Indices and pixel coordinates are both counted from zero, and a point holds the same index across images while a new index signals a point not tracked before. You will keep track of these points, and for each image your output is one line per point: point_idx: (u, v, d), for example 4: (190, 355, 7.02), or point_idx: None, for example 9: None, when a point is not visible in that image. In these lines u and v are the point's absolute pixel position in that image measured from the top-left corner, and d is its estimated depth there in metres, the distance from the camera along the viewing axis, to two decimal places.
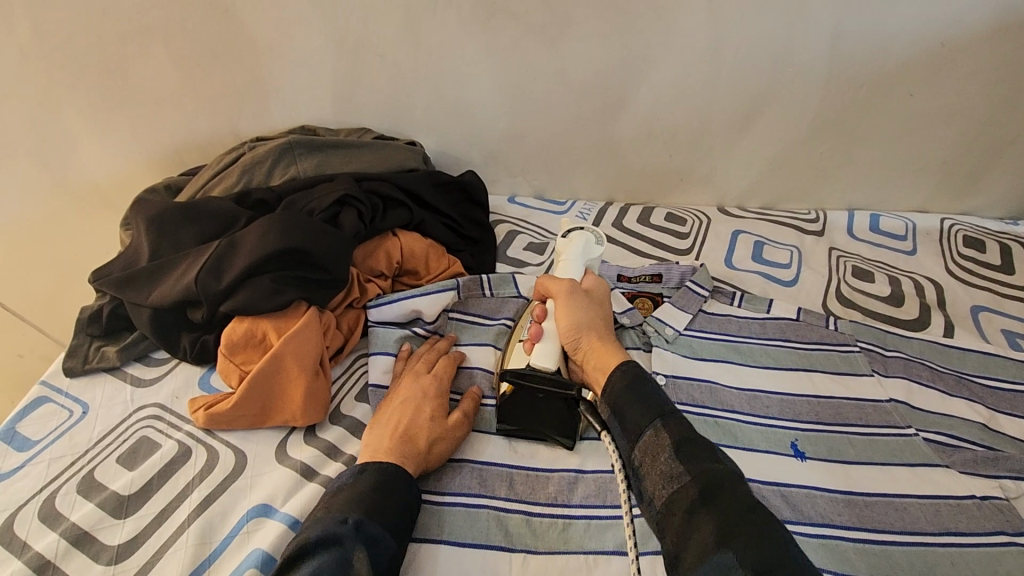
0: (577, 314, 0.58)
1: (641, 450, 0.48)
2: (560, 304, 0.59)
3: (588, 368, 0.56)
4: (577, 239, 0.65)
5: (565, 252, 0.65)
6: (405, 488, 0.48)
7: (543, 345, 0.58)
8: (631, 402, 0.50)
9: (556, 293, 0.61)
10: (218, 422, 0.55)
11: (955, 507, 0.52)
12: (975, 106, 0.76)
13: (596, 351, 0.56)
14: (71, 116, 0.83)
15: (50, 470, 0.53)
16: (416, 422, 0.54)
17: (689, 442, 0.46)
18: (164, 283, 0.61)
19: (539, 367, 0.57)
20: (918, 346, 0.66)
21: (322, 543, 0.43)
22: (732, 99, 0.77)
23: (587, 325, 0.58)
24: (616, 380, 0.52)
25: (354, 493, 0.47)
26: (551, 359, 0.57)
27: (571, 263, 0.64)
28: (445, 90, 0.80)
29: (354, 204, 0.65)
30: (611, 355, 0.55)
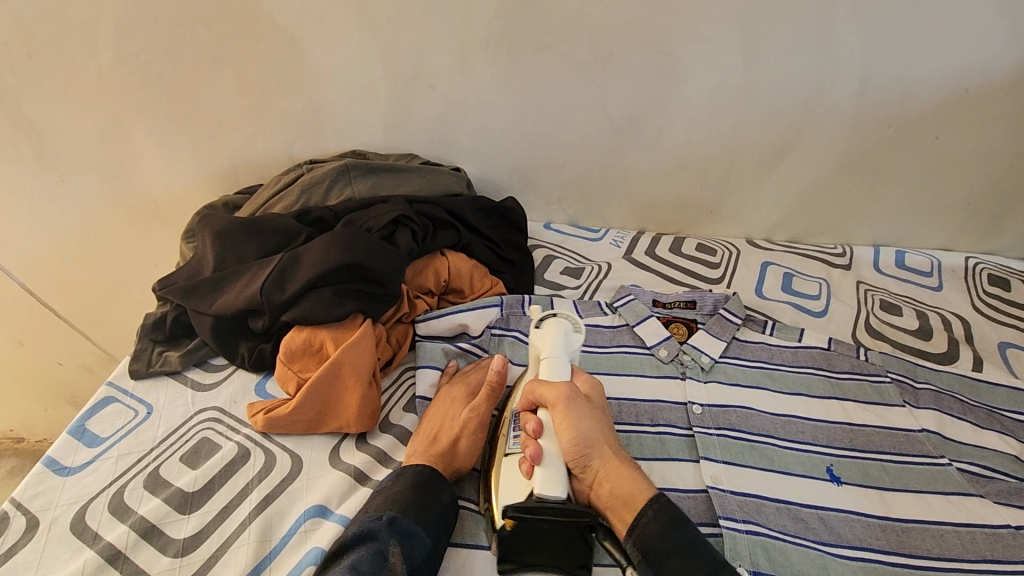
0: (586, 425, 0.52)
1: None
2: (561, 418, 0.52)
3: (603, 495, 0.51)
4: (554, 331, 0.58)
5: (545, 348, 0.57)
6: (439, 490, 0.51)
7: (545, 470, 0.50)
8: (676, 555, 0.47)
9: (551, 401, 0.54)
10: (276, 426, 0.58)
11: (990, 535, 0.53)
12: (998, 151, 0.79)
13: (614, 476, 0.51)
14: (138, 135, 0.88)
15: (118, 466, 0.56)
16: (440, 426, 0.57)
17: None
18: (227, 293, 0.64)
19: (546, 498, 0.49)
20: (948, 379, 0.68)
21: (361, 538, 0.46)
22: (764, 137, 0.81)
23: (598, 441, 0.53)
24: (649, 522, 0.48)
25: (392, 494, 0.50)
26: (557, 488, 0.49)
27: (557, 362, 0.56)
28: (492, 121, 0.84)
29: (408, 224, 0.69)
30: (636, 485, 0.51)
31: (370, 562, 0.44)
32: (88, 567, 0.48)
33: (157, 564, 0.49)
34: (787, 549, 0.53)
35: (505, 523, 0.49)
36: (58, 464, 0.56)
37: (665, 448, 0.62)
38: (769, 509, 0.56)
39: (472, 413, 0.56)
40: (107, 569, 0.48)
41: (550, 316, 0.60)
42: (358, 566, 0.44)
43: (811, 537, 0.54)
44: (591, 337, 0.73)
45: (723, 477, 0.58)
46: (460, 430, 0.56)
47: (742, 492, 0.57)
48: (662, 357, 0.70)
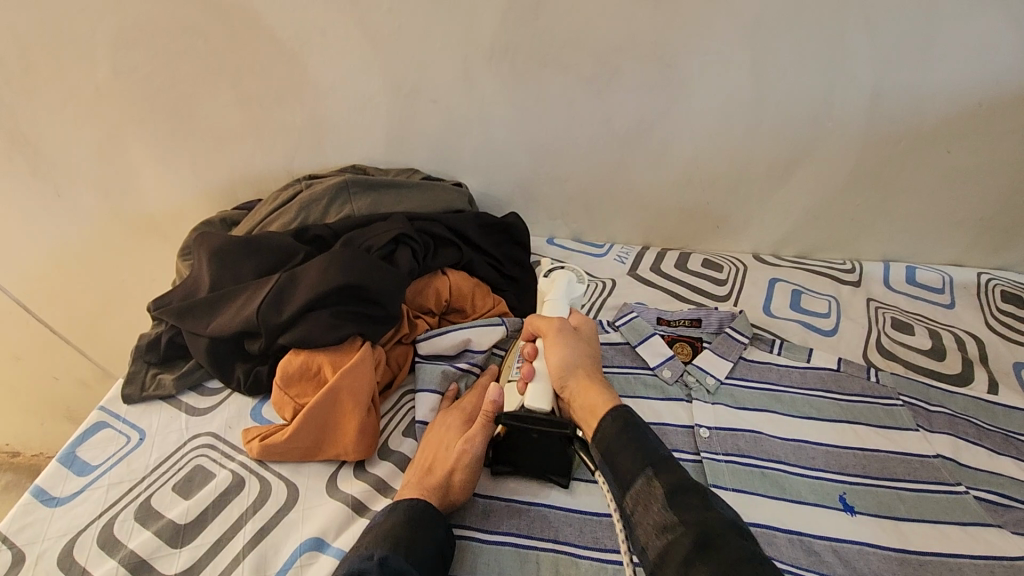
0: (568, 349, 0.59)
1: (633, 499, 0.44)
2: (551, 344, 0.60)
3: (577, 408, 0.54)
4: (558, 282, 0.73)
5: (550, 292, 0.72)
6: (434, 525, 0.49)
7: (536, 384, 0.56)
8: (625, 447, 0.47)
9: (546, 331, 0.62)
10: (271, 454, 0.56)
11: (1012, 569, 0.51)
12: (1012, 166, 0.78)
13: (585, 389, 0.54)
14: (136, 149, 0.87)
15: (108, 496, 0.54)
16: (435, 456, 0.55)
17: (687, 493, 0.42)
18: (223, 314, 0.62)
19: (534, 408, 0.55)
20: (962, 402, 0.66)
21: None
22: (772, 152, 0.80)
23: (576, 363, 0.57)
24: (609, 423, 0.50)
25: (384, 530, 0.48)
26: (543, 399, 0.55)
27: (558, 302, 0.70)
28: (494, 136, 0.83)
29: (408, 243, 0.68)
30: (602, 395, 0.53)
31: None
32: None
33: None
34: None
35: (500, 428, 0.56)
36: (47, 494, 0.54)
37: None
38: (781, 541, 0.54)
39: (467, 444, 0.54)
40: None
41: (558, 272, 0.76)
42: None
43: (824, 571, 0.52)
44: None
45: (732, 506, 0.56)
46: (455, 458, 0.54)
47: (753, 522, 0.55)
48: (666, 377, 0.68)
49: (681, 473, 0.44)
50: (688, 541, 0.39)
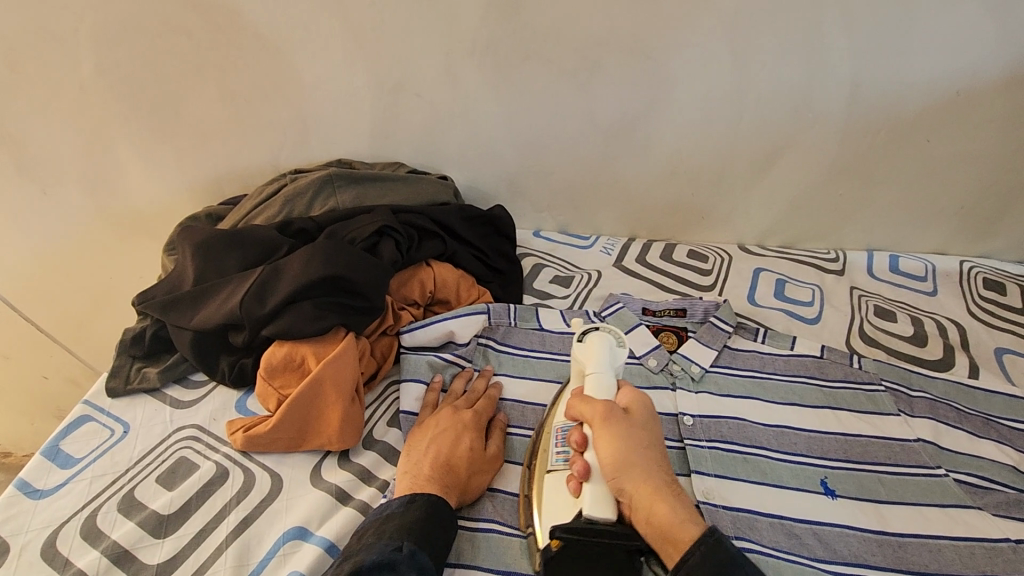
0: (626, 450, 0.49)
1: None
2: (602, 434, 0.51)
3: (642, 522, 0.47)
4: (597, 344, 0.57)
5: (589, 362, 0.57)
6: (449, 525, 0.49)
7: (592, 488, 0.49)
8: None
9: (594, 418, 0.52)
10: (255, 444, 0.57)
11: (990, 549, 0.52)
12: (991, 154, 0.78)
13: (650, 504, 0.47)
14: (121, 146, 0.87)
15: (92, 488, 0.54)
16: (460, 453, 0.54)
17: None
18: (207, 307, 0.63)
19: (595, 518, 0.48)
20: (943, 387, 0.67)
21: (377, 567, 0.43)
22: (755, 142, 0.80)
23: (637, 463, 0.49)
24: (695, 561, 0.44)
25: (407, 522, 0.47)
26: (606, 509, 0.48)
27: (602, 373, 0.56)
28: (479, 130, 0.83)
29: (392, 235, 0.68)
30: (676, 515, 0.47)
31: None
32: None
33: None
34: (781, 566, 0.51)
35: (552, 543, 0.48)
36: (30, 487, 0.54)
37: None
38: (762, 525, 0.54)
39: (489, 454, 0.56)
40: None
41: (594, 330, 0.60)
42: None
43: (804, 553, 0.52)
44: None
45: (714, 492, 0.57)
46: (480, 470, 0.55)
47: (734, 507, 0.56)
48: (652, 366, 0.69)
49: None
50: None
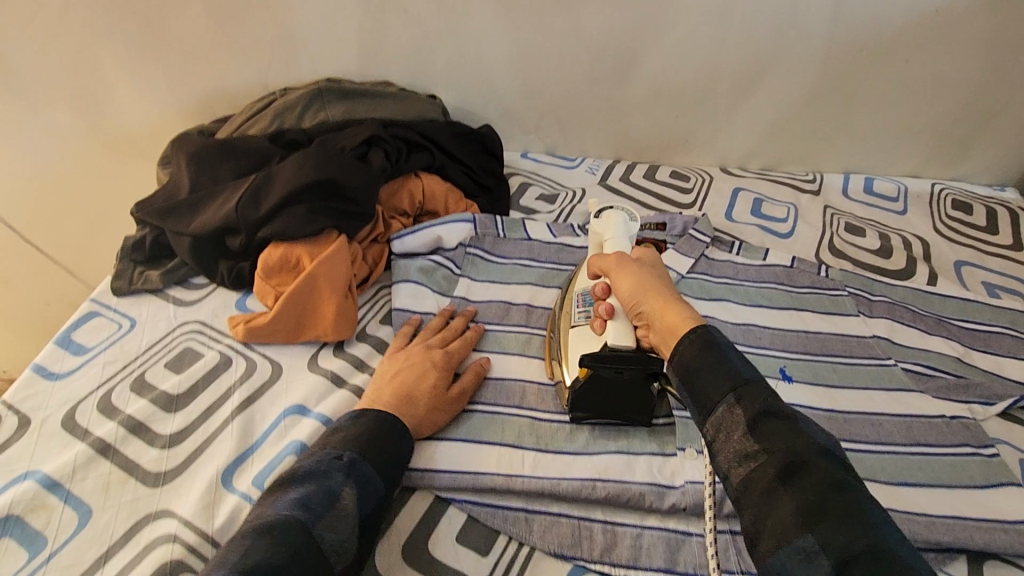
0: (638, 279, 0.49)
1: (714, 425, 0.40)
2: (617, 276, 0.51)
3: (655, 332, 0.47)
4: (614, 218, 0.57)
5: (607, 232, 0.57)
6: (399, 439, 0.49)
7: (614, 324, 0.52)
8: (704, 371, 0.41)
9: (609, 268, 0.53)
10: (255, 336, 0.60)
11: (927, 423, 0.57)
12: (965, 74, 0.81)
13: (660, 309, 0.46)
14: (111, 64, 0.87)
15: (105, 372, 0.58)
16: (423, 384, 0.55)
17: (773, 417, 0.38)
18: (205, 212, 0.65)
19: (617, 347, 0.51)
20: (902, 293, 0.71)
21: (313, 475, 0.44)
22: (737, 61, 0.82)
23: (650, 285, 0.49)
24: (688, 346, 0.43)
25: (350, 436, 0.48)
26: (624, 338, 0.51)
27: (620, 241, 0.56)
28: (467, 48, 0.84)
29: (381, 145, 0.71)
30: (678, 313, 0.45)
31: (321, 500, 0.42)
32: (80, 458, 0.51)
33: (146, 455, 0.51)
34: None
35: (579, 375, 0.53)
36: (46, 371, 0.58)
37: None
38: None
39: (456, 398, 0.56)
40: (98, 459, 0.51)
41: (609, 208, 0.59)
42: (307, 504, 0.41)
43: None
44: (563, 257, 0.72)
45: None
46: (440, 406, 0.55)
47: None
48: None
49: (819, 446, 0.36)
50: (791, 524, 0.34)
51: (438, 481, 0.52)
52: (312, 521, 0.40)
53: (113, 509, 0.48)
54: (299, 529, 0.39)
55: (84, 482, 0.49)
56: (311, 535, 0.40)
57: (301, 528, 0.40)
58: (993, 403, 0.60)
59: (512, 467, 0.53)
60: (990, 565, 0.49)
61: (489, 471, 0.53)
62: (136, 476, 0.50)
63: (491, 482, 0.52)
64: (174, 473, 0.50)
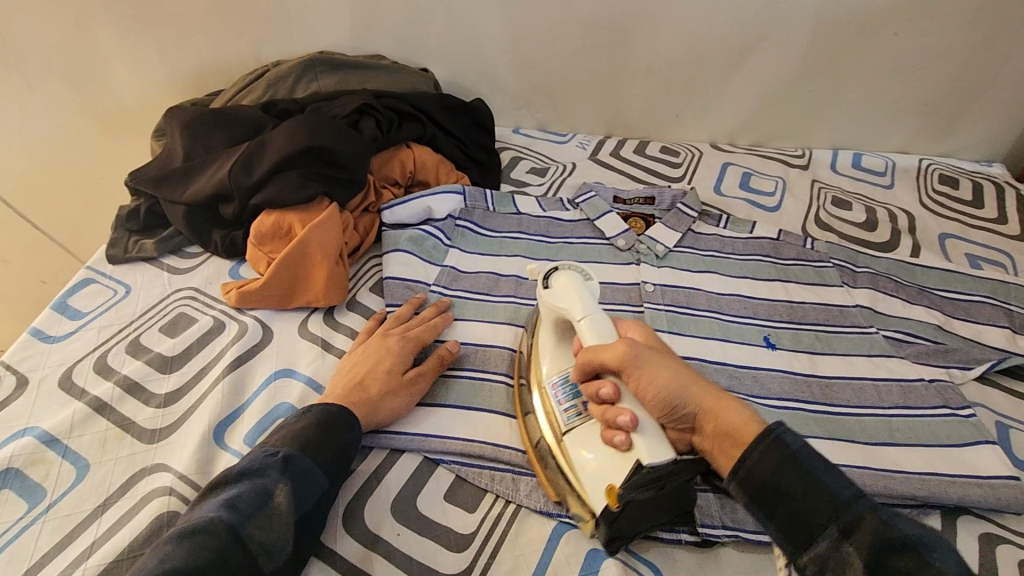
0: (669, 373, 0.46)
1: (818, 560, 0.39)
2: (635, 370, 0.46)
3: (710, 436, 0.45)
4: (572, 287, 0.52)
5: (577, 309, 0.51)
6: (348, 428, 0.49)
7: (643, 435, 0.43)
8: (794, 494, 0.40)
9: (617, 362, 0.46)
10: (248, 301, 0.62)
11: (905, 387, 0.58)
12: (953, 47, 0.81)
13: (713, 409, 0.45)
14: (103, 37, 0.88)
15: (101, 335, 0.59)
16: (375, 373, 0.54)
17: (897, 551, 0.36)
18: (198, 180, 0.66)
19: (654, 466, 0.42)
20: (887, 265, 0.72)
21: (248, 473, 0.43)
22: (728, 34, 0.82)
23: (683, 381, 0.46)
24: (761, 457, 0.42)
25: (294, 430, 0.47)
26: (663, 453, 0.42)
27: (598, 316, 0.51)
28: (459, 21, 0.84)
29: (372, 114, 0.71)
30: (737, 415, 0.44)
31: (252, 500, 0.41)
32: (77, 415, 0.52)
33: (142, 413, 0.53)
34: None
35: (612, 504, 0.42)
36: (43, 333, 0.60)
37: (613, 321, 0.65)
38: (709, 369, 0.60)
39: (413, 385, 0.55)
40: (95, 417, 0.52)
41: (557, 271, 0.55)
42: (235, 504, 0.40)
43: (743, 390, 0.58)
44: (553, 230, 0.74)
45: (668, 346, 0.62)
46: (396, 392, 0.54)
47: (682, 355, 0.61)
48: (621, 246, 0.72)
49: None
50: None
51: (426, 445, 0.53)
52: (240, 523, 0.40)
53: (110, 463, 0.49)
54: (225, 530, 0.39)
55: (81, 438, 0.51)
56: (237, 536, 0.39)
57: (226, 527, 0.39)
58: (972, 368, 0.61)
59: (502, 437, 0.54)
60: (963, 519, 0.50)
61: (479, 439, 0.54)
62: (132, 432, 0.51)
63: (480, 450, 0.53)
64: (170, 430, 0.52)
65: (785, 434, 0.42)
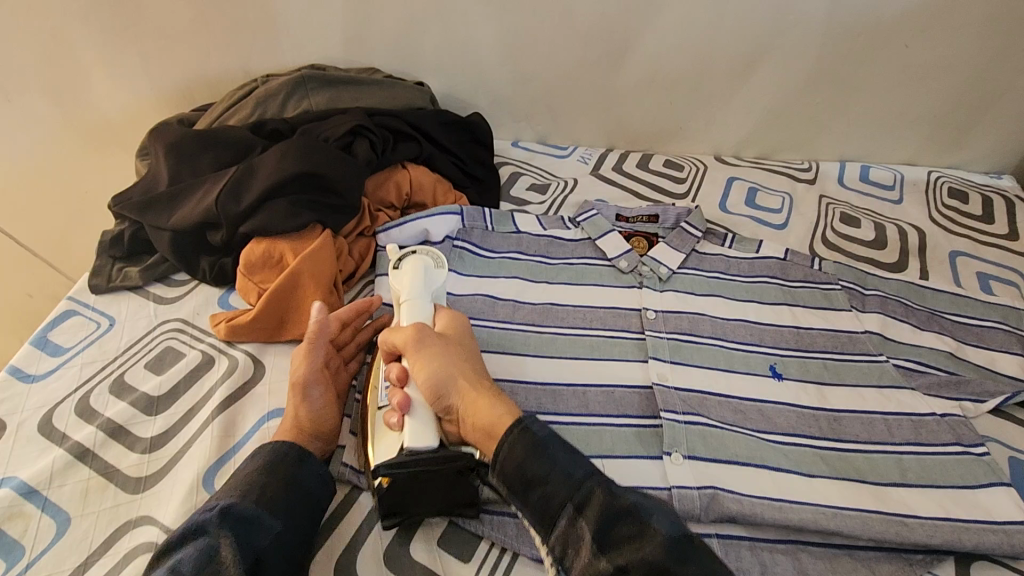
0: (442, 365, 0.48)
1: (560, 540, 0.42)
2: (417, 358, 0.49)
3: (471, 431, 0.47)
4: (411, 270, 0.56)
5: (404, 291, 0.55)
6: (298, 466, 0.47)
7: (411, 420, 0.46)
8: (541, 479, 0.43)
9: (407, 346, 0.50)
10: (238, 334, 0.59)
11: (916, 422, 0.56)
12: (965, 60, 0.79)
13: (473, 405, 0.47)
14: (85, 50, 0.84)
15: (83, 373, 0.57)
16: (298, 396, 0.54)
17: (617, 517, 0.41)
18: (184, 206, 0.63)
19: (414, 450, 0.45)
20: (896, 286, 0.69)
21: (190, 533, 0.42)
22: (735, 46, 0.79)
23: (456, 374, 0.48)
24: (511, 451, 0.44)
25: (240, 479, 0.46)
26: (425, 437, 0.45)
27: (417, 300, 0.54)
28: (455, 32, 0.81)
29: (367, 135, 0.69)
30: (495, 411, 0.46)
31: (193, 561, 0.39)
32: (57, 464, 0.50)
33: (127, 459, 0.50)
34: (723, 437, 0.54)
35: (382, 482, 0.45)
36: (23, 372, 0.57)
37: (616, 347, 0.62)
38: (711, 403, 0.57)
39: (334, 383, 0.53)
40: (77, 464, 0.50)
41: (410, 255, 0.58)
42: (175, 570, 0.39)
43: (750, 426, 0.56)
44: (554, 251, 0.71)
45: (670, 376, 0.59)
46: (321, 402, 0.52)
47: (687, 387, 0.59)
48: (623, 268, 0.69)
49: (664, 539, 0.39)
50: None
51: None
52: None
53: (92, 517, 0.47)
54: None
55: (62, 489, 0.48)
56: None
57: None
58: (986, 401, 0.59)
59: None
60: (978, 565, 0.49)
61: None
62: (116, 481, 0.49)
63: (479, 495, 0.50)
64: (157, 478, 0.49)
65: (532, 424, 0.45)
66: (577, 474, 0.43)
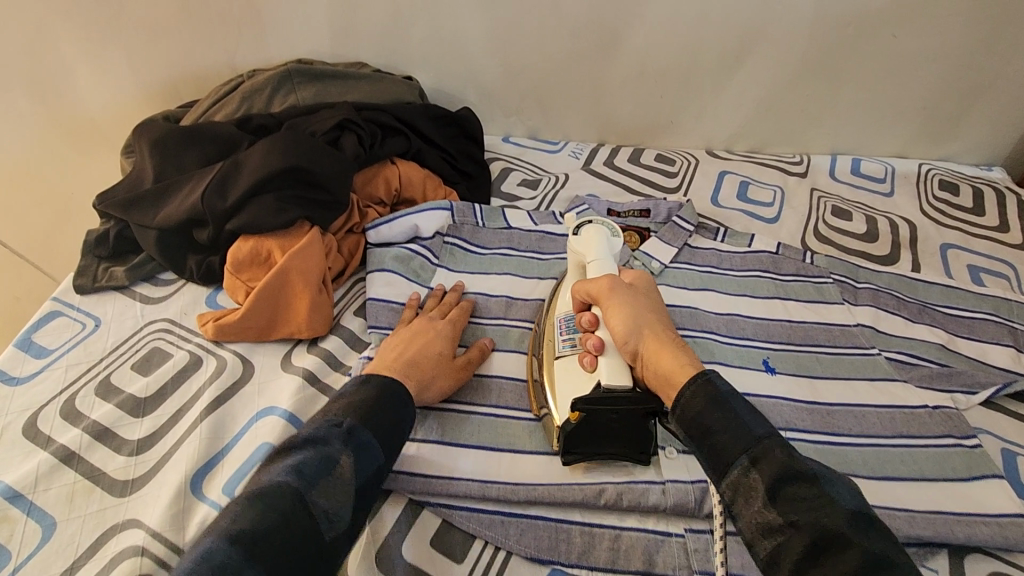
0: (635, 313, 0.47)
1: (729, 487, 0.38)
2: (609, 303, 0.48)
3: (654, 378, 0.45)
4: (594, 235, 0.55)
5: (588, 253, 0.55)
6: (402, 407, 0.46)
7: (605, 359, 0.47)
8: (717, 429, 0.39)
9: (598, 295, 0.49)
10: (226, 333, 0.58)
11: (909, 414, 0.57)
12: (953, 51, 0.79)
13: (655, 353, 0.44)
14: (67, 45, 0.83)
15: (69, 375, 0.56)
16: (426, 354, 0.53)
17: (795, 480, 0.36)
18: (169, 204, 0.62)
19: (612, 389, 0.45)
20: (887, 279, 0.70)
21: (312, 438, 0.41)
22: (723, 38, 0.79)
23: (647, 321, 0.46)
24: (691, 400, 0.40)
25: (356, 400, 0.45)
26: (621, 377, 0.46)
27: (603, 260, 0.53)
28: (442, 25, 0.80)
29: (354, 129, 0.68)
30: (678, 360, 0.43)
31: (317, 468, 0.39)
32: (42, 467, 0.49)
33: (113, 462, 0.50)
34: None
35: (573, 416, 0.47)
36: (7, 374, 0.56)
37: None
38: None
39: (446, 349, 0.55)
40: (63, 468, 0.49)
41: (588, 223, 0.57)
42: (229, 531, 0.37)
43: None
44: (545, 246, 0.70)
45: None
46: (445, 376, 0.54)
47: None
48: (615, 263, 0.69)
49: (847, 511, 0.34)
50: None
51: (413, 485, 0.50)
52: (304, 487, 0.38)
53: (78, 521, 0.46)
54: (294, 494, 0.37)
55: (47, 493, 0.48)
56: (304, 502, 0.37)
57: (290, 498, 0.37)
58: (976, 393, 0.59)
59: (490, 474, 0.51)
60: (970, 558, 0.49)
61: (468, 477, 0.50)
62: (102, 485, 0.48)
63: (468, 489, 0.50)
64: (142, 482, 0.49)
65: (716, 377, 0.41)
66: (756, 428, 0.38)
